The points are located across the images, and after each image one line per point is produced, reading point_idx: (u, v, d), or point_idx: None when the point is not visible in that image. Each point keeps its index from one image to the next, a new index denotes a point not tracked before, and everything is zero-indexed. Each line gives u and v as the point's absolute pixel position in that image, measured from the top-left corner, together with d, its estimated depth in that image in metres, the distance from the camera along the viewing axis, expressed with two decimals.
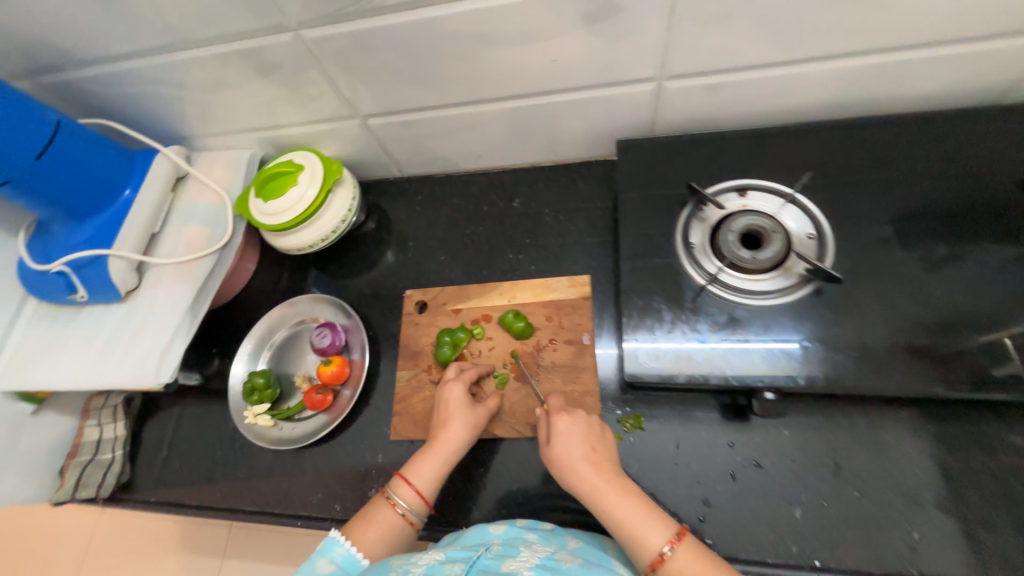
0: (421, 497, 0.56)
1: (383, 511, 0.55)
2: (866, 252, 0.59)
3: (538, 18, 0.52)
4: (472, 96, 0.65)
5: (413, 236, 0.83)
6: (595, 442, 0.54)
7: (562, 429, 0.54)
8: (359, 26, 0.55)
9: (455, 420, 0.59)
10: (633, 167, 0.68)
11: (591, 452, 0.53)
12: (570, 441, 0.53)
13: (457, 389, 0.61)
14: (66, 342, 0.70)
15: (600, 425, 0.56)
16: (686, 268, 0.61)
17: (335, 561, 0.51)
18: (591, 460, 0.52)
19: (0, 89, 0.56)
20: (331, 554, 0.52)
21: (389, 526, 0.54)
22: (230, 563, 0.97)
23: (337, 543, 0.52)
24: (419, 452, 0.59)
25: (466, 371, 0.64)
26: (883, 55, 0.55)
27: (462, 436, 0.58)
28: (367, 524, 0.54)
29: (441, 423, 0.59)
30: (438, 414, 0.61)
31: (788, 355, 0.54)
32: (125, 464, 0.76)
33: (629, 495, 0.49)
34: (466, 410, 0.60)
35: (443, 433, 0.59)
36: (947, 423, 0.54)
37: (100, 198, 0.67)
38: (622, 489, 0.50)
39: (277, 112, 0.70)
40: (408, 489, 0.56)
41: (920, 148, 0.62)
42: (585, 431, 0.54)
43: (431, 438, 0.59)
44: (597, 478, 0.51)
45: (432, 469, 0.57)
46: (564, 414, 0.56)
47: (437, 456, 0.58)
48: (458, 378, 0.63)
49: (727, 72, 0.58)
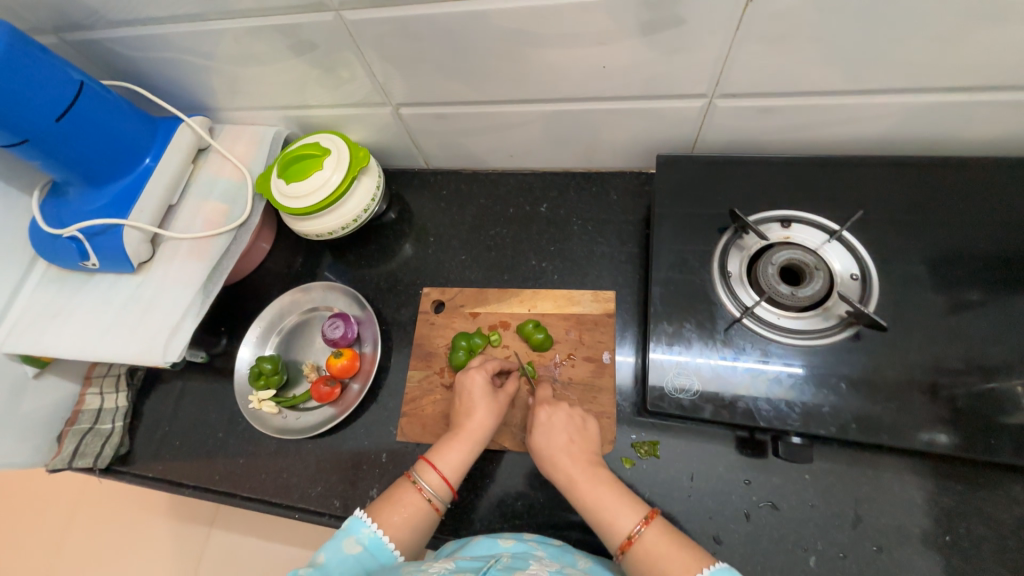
0: (447, 484, 0.54)
1: (409, 495, 0.53)
2: (909, 298, 0.56)
3: (594, 22, 0.49)
4: (512, 95, 0.62)
5: (434, 232, 0.81)
6: (574, 434, 0.55)
7: (543, 419, 0.56)
8: (402, 13, 0.51)
9: (480, 409, 0.58)
10: (672, 183, 0.66)
11: (570, 443, 0.54)
12: (551, 431, 0.55)
13: (479, 376, 0.60)
14: (75, 309, 0.68)
15: (582, 418, 0.57)
16: (720, 296, 0.59)
17: (362, 542, 0.49)
18: (568, 451, 0.53)
19: (26, 44, 0.53)
20: (357, 535, 0.49)
21: (415, 511, 0.52)
22: (218, 534, 0.95)
23: (364, 524, 0.50)
24: (442, 439, 0.57)
25: (488, 360, 0.63)
26: (952, 95, 0.52)
27: (489, 423, 0.57)
28: (393, 507, 0.52)
29: (466, 412, 0.58)
30: (460, 403, 0.59)
31: (819, 397, 0.53)
32: (124, 435, 0.75)
33: (601, 482, 0.51)
34: (490, 397, 0.59)
35: (467, 422, 0.57)
36: (973, 483, 0.52)
37: (120, 165, 0.65)
38: (594, 476, 0.51)
39: (307, 93, 0.68)
40: (435, 474, 0.54)
41: (975, 194, 0.59)
42: (567, 423, 0.56)
43: (455, 427, 0.57)
44: (571, 466, 0.52)
45: (459, 455, 0.55)
46: (546, 406, 0.57)
47: (464, 443, 0.56)
48: (481, 367, 0.62)
49: (784, 97, 0.56)
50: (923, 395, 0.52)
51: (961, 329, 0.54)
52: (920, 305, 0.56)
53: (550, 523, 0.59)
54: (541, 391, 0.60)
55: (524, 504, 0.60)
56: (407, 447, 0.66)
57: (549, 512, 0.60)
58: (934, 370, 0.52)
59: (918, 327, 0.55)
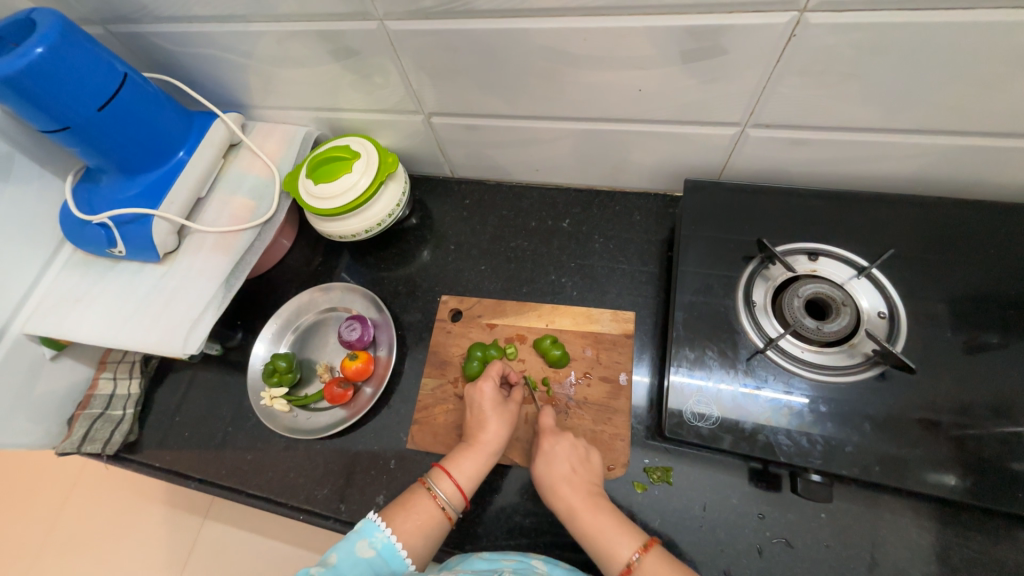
0: (461, 492, 0.54)
1: (423, 502, 0.53)
2: (936, 340, 0.55)
3: (634, 47, 0.50)
4: (544, 112, 0.63)
5: (454, 240, 0.81)
6: (576, 464, 0.55)
7: (545, 449, 0.56)
8: (443, 27, 0.52)
9: (493, 422, 0.58)
10: (698, 208, 0.66)
11: (571, 473, 0.54)
12: (552, 460, 0.55)
13: (489, 387, 0.60)
14: (98, 296, 0.69)
15: (586, 449, 0.57)
16: (744, 326, 0.59)
17: (375, 547, 0.49)
18: (569, 480, 0.54)
19: (72, 33, 0.53)
20: (371, 539, 0.49)
21: (429, 518, 0.52)
22: (211, 525, 0.95)
23: (377, 528, 0.50)
24: (458, 450, 0.57)
25: (492, 366, 0.63)
26: (987, 139, 0.52)
27: (503, 434, 0.58)
28: (405, 513, 0.51)
29: (478, 424, 0.58)
30: (471, 416, 0.60)
31: (841, 435, 0.52)
32: (134, 423, 0.75)
33: (602, 511, 0.52)
34: (501, 408, 0.59)
35: (482, 434, 0.57)
36: (993, 535, 0.51)
37: (155, 157, 0.66)
38: (594, 505, 0.52)
39: (340, 96, 0.69)
40: (449, 482, 0.54)
41: (1005, 238, 0.59)
42: (570, 452, 0.56)
43: (470, 438, 0.57)
44: (572, 497, 0.53)
45: (473, 465, 0.56)
46: (551, 436, 0.57)
47: (477, 455, 0.56)
48: (490, 376, 0.62)
49: (818, 130, 0.56)
50: (948, 441, 0.51)
51: (988, 375, 0.53)
52: (947, 347, 0.55)
53: (558, 544, 0.58)
54: (544, 420, 0.59)
55: (531, 522, 0.60)
56: (417, 456, 0.66)
57: (556, 533, 0.59)
58: (959, 415, 0.52)
59: (945, 370, 0.54)
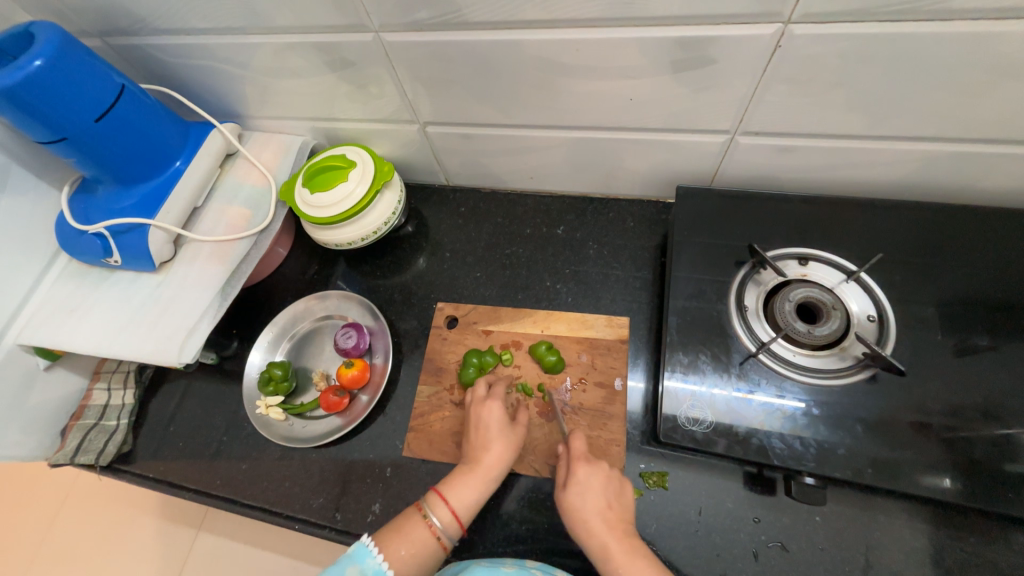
0: (458, 520, 0.53)
1: (418, 528, 0.52)
2: (925, 343, 0.56)
3: (625, 57, 0.51)
4: (538, 121, 0.64)
5: (449, 247, 0.82)
6: (611, 499, 0.53)
7: (580, 478, 0.54)
8: (438, 38, 0.53)
9: (497, 445, 0.57)
10: (690, 214, 0.67)
11: (606, 508, 0.52)
12: (586, 492, 0.53)
13: (496, 408, 0.60)
14: (93, 305, 0.69)
15: (620, 481, 0.55)
16: (737, 331, 0.60)
17: (366, 573, 0.48)
18: (603, 515, 0.51)
19: (70, 46, 0.54)
20: (363, 564, 0.49)
21: (423, 545, 0.51)
22: (205, 536, 0.94)
23: (370, 553, 0.49)
24: (456, 474, 0.56)
25: (497, 388, 0.63)
26: (970, 145, 0.53)
27: (506, 460, 0.57)
28: (401, 539, 0.51)
29: (482, 447, 0.58)
30: (476, 436, 0.59)
31: (833, 439, 0.52)
32: (128, 433, 0.74)
33: (638, 555, 0.49)
34: (507, 432, 0.59)
35: (485, 458, 0.57)
36: (986, 536, 0.51)
37: (152, 167, 0.67)
38: (630, 548, 0.49)
39: (336, 106, 0.70)
40: (446, 509, 0.53)
41: (991, 241, 0.60)
42: (604, 485, 0.53)
43: (472, 462, 0.57)
44: (607, 534, 0.50)
45: (473, 492, 0.55)
46: (586, 464, 0.55)
47: (478, 480, 0.55)
48: (496, 396, 0.61)
49: (806, 137, 0.57)
50: (939, 443, 0.51)
51: (977, 377, 0.54)
52: (937, 350, 0.56)
53: (555, 551, 0.58)
54: (576, 444, 0.57)
55: (528, 529, 0.59)
56: (412, 463, 0.66)
57: (553, 540, 0.59)
58: (949, 417, 0.52)
59: (935, 372, 0.55)
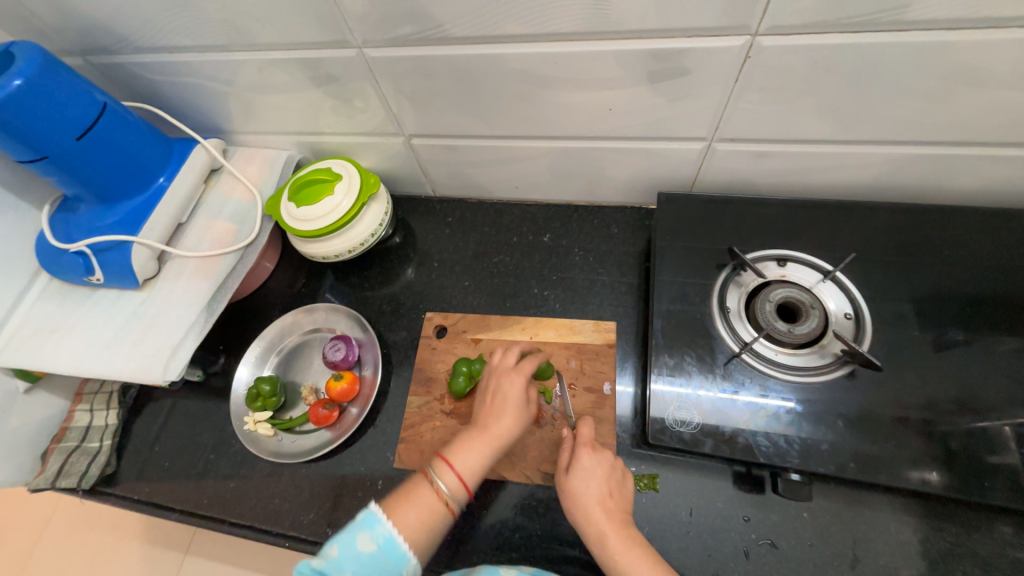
0: (465, 486, 0.51)
1: (425, 494, 0.50)
2: (901, 339, 0.58)
3: (603, 69, 0.52)
4: (521, 132, 0.65)
5: (437, 257, 0.82)
6: (613, 488, 0.53)
7: (583, 465, 0.54)
8: (421, 52, 0.55)
9: (509, 415, 0.56)
10: (671, 219, 0.68)
11: (607, 495, 0.52)
12: (589, 478, 0.53)
13: (518, 382, 0.57)
14: (75, 325, 0.68)
15: (622, 472, 0.55)
16: (720, 332, 0.61)
17: (376, 540, 0.47)
18: (604, 504, 0.52)
19: (51, 65, 0.54)
20: (372, 532, 0.47)
21: (431, 512, 0.50)
22: (192, 560, 0.91)
23: (379, 520, 0.48)
24: (464, 439, 0.54)
25: (526, 363, 0.60)
26: (933, 148, 0.55)
27: (515, 432, 0.55)
28: (407, 505, 0.49)
29: (493, 414, 0.56)
30: (491, 402, 0.57)
31: (817, 435, 0.54)
32: (112, 454, 0.73)
33: (635, 545, 0.49)
34: (522, 406, 0.56)
35: (494, 425, 0.55)
36: (969, 527, 0.53)
37: (135, 184, 0.66)
38: (627, 537, 0.50)
39: (321, 120, 0.70)
40: (452, 474, 0.51)
41: (959, 240, 0.63)
42: (607, 474, 0.54)
43: (481, 427, 0.55)
44: (606, 522, 0.51)
45: (479, 458, 0.53)
46: (591, 450, 0.55)
47: (486, 446, 0.54)
48: (519, 371, 0.59)
49: (779, 143, 0.59)
50: (918, 435, 0.53)
51: (951, 370, 0.56)
52: (912, 345, 0.58)
53: (549, 557, 0.58)
54: (585, 430, 0.58)
55: (521, 537, 0.59)
56: (404, 475, 0.65)
57: (547, 546, 0.59)
58: (927, 411, 0.54)
59: (911, 367, 0.56)
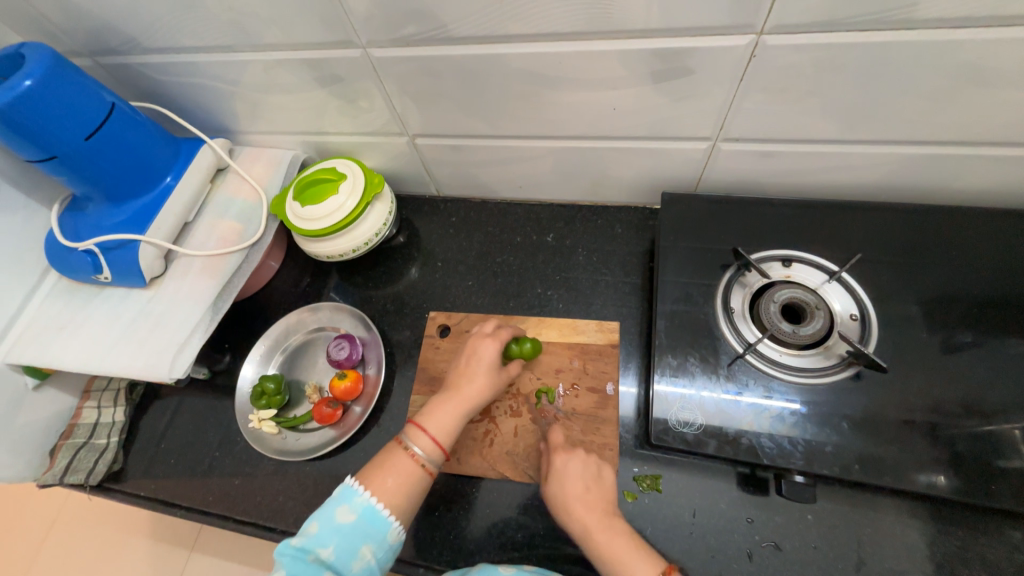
0: (439, 446, 0.54)
1: (401, 460, 0.52)
2: (909, 341, 0.57)
3: (607, 69, 0.52)
4: (525, 131, 0.65)
5: (441, 257, 0.83)
6: (590, 482, 0.54)
7: (559, 466, 0.56)
8: (424, 52, 0.55)
9: (481, 378, 0.59)
10: (676, 220, 0.68)
11: (585, 490, 0.54)
12: (564, 478, 0.55)
13: (493, 346, 0.61)
14: (83, 322, 0.69)
15: (598, 465, 0.56)
16: (725, 333, 0.61)
17: (356, 510, 0.49)
18: (582, 499, 0.53)
19: (60, 66, 0.54)
20: (351, 504, 0.49)
21: (408, 475, 0.52)
22: (198, 557, 0.92)
23: (356, 492, 0.50)
24: (436, 403, 0.57)
25: (503, 330, 0.64)
26: (941, 148, 0.55)
27: (486, 394, 0.58)
28: (384, 472, 0.51)
29: (465, 377, 0.59)
30: (466, 365, 0.60)
31: (821, 437, 0.53)
32: (119, 451, 0.74)
33: (617, 533, 0.50)
34: (495, 370, 0.60)
35: (465, 387, 0.58)
36: (976, 531, 0.52)
37: (143, 184, 0.67)
38: (610, 526, 0.51)
39: (327, 120, 0.70)
40: (425, 437, 0.54)
41: (967, 240, 0.62)
42: (582, 471, 0.55)
43: (452, 390, 0.58)
44: (585, 516, 0.52)
45: (450, 419, 0.56)
46: (563, 453, 0.57)
47: (457, 408, 0.57)
48: (495, 337, 0.62)
49: (785, 143, 0.59)
50: (924, 438, 0.52)
51: (959, 372, 0.55)
52: (919, 347, 0.57)
53: (551, 557, 0.58)
54: (556, 436, 0.59)
55: (524, 536, 0.59)
56: None
57: (550, 545, 0.59)
58: (934, 413, 0.53)
59: (918, 369, 0.56)
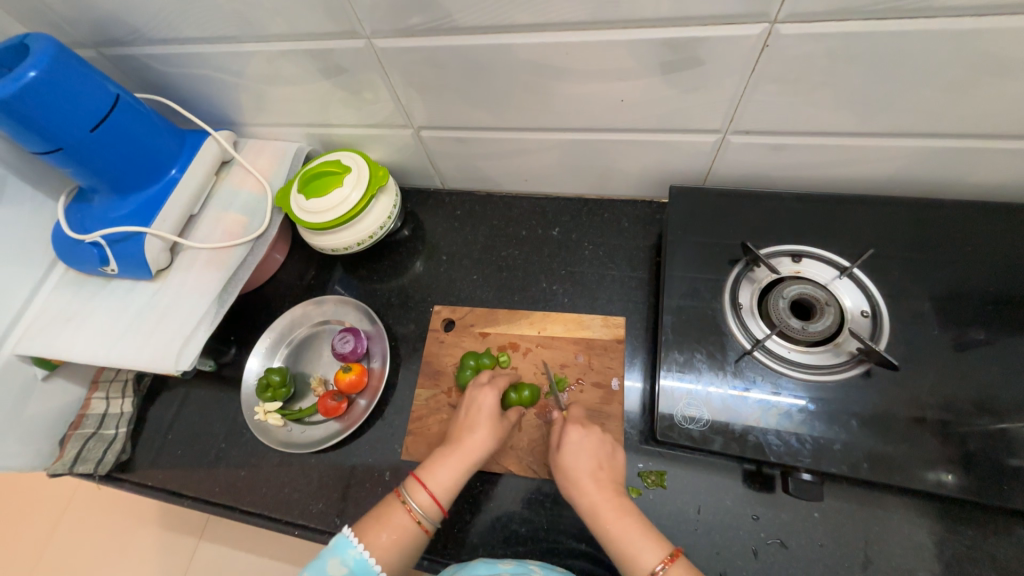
0: (437, 504, 0.51)
1: (398, 514, 0.50)
2: (921, 338, 0.56)
3: (615, 59, 0.51)
4: (530, 123, 0.64)
5: (446, 250, 0.82)
6: (603, 461, 0.53)
7: (572, 438, 0.54)
8: (429, 42, 0.54)
9: (482, 429, 0.56)
10: (684, 213, 0.67)
11: (598, 467, 0.52)
12: (577, 453, 0.53)
13: (491, 396, 0.59)
14: (90, 314, 0.69)
15: (613, 444, 0.55)
16: (732, 329, 0.60)
17: (347, 564, 0.47)
18: (594, 476, 0.52)
19: (63, 56, 0.54)
20: (343, 556, 0.47)
21: (405, 532, 0.50)
22: (206, 545, 0.93)
23: (351, 544, 0.48)
24: (437, 457, 0.55)
25: (499, 377, 0.62)
26: (959, 141, 0.53)
27: (488, 448, 0.56)
28: (380, 526, 0.50)
29: (466, 429, 0.57)
30: (466, 417, 0.58)
31: (829, 434, 0.53)
32: (126, 442, 0.75)
33: (627, 513, 0.49)
34: (496, 421, 0.57)
35: (467, 439, 0.56)
36: (986, 530, 0.51)
37: (148, 176, 0.67)
38: (619, 506, 0.50)
39: (331, 112, 0.70)
40: (424, 493, 0.51)
41: (983, 236, 0.60)
42: (597, 448, 0.54)
43: (453, 443, 0.55)
44: (595, 493, 0.51)
45: (450, 475, 0.53)
46: (579, 426, 0.55)
47: (458, 463, 0.54)
48: (493, 386, 0.60)
49: (797, 135, 0.57)
50: (935, 437, 0.51)
51: (972, 370, 0.54)
52: (932, 344, 0.56)
53: (554, 552, 0.58)
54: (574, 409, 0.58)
55: (527, 530, 0.59)
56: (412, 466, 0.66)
57: (553, 539, 0.59)
58: (945, 411, 0.52)
59: (930, 367, 0.55)
